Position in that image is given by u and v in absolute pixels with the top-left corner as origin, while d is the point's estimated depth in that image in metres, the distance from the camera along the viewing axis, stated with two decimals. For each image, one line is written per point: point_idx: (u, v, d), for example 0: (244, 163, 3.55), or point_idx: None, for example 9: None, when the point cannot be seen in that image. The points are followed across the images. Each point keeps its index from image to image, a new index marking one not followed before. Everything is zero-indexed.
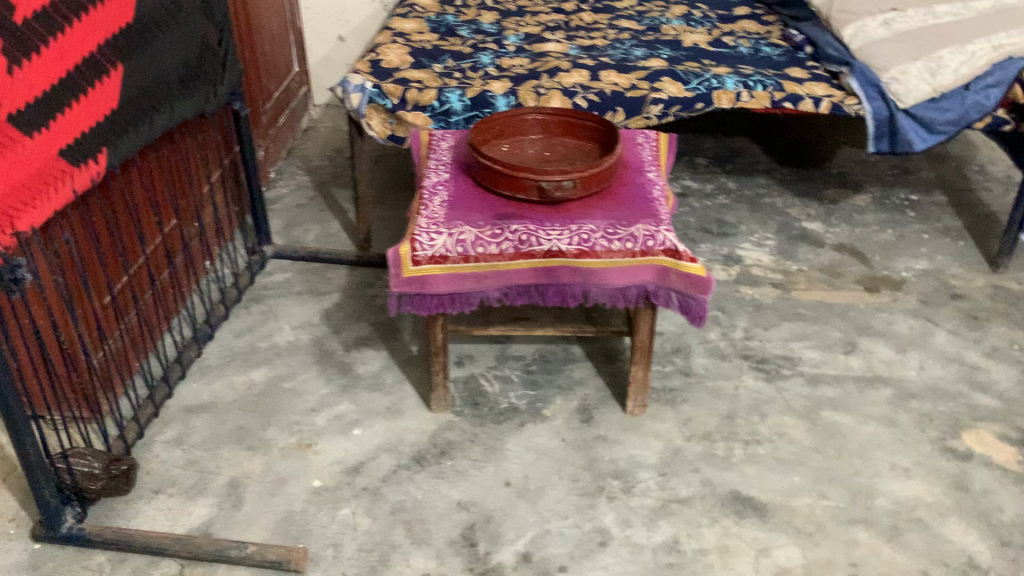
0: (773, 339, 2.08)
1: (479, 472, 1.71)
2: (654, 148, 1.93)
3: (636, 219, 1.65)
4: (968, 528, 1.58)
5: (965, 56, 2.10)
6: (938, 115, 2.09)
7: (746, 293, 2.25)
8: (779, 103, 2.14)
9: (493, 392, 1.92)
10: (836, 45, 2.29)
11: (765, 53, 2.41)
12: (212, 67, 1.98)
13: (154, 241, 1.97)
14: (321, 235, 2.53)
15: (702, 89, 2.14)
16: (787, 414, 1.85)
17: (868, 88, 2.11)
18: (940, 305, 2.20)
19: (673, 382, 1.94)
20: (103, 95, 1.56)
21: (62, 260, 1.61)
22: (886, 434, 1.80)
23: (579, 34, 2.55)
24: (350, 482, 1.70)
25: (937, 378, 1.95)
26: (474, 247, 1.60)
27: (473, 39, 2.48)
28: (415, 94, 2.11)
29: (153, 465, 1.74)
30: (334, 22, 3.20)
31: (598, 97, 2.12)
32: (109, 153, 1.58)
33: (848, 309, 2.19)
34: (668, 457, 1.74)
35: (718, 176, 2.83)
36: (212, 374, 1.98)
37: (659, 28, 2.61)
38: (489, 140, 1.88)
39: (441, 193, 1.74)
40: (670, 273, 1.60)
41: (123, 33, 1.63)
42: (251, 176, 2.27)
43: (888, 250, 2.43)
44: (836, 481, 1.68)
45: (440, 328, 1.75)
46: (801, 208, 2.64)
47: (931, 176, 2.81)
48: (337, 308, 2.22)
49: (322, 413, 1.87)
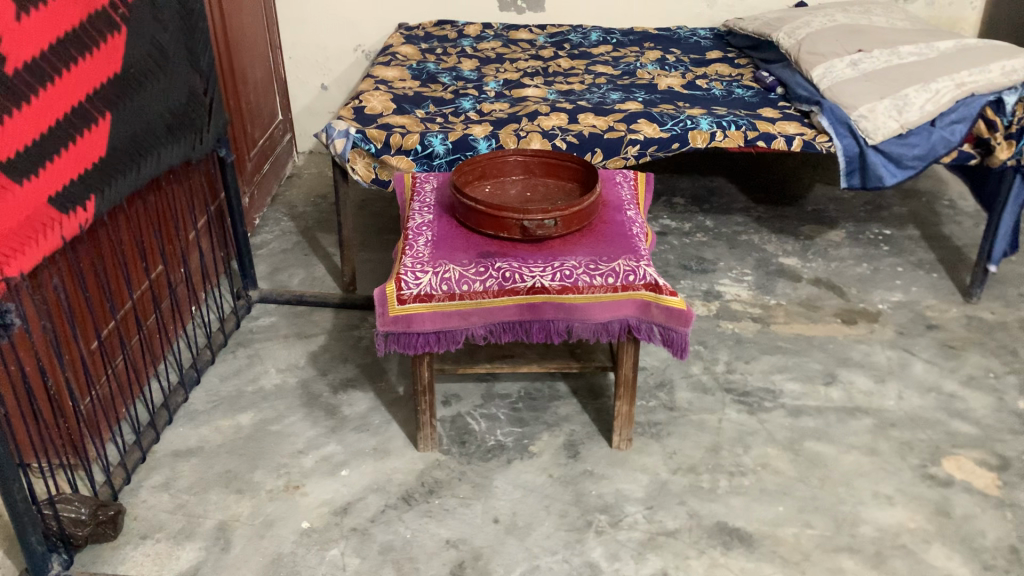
0: (754, 372, 2.11)
1: (467, 510, 1.72)
2: (632, 187, 1.97)
3: (617, 254, 1.68)
4: (951, 552, 1.60)
5: (929, 94, 2.16)
6: (906, 151, 2.15)
7: (727, 328, 2.29)
8: (753, 142, 2.19)
9: (480, 431, 1.93)
10: (807, 86, 2.36)
11: (737, 94, 2.48)
12: (197, 115, 2.02)
13: (141, 286, 1.98)
14: (306, 279, 2.56)
15: (678, 130, 2.20)
16: (771, 446, 1.87)
17: (839, 126, 2.17)
18: (917, 336, 2.24)
19: (658, 416, 1.96)
20: (91, 143, 1.59)
21: (50, 305, 1.62)
22: (867, 462, 1.82)
23: (557, 79, 2.62)
24: (339, 522, 1.70)
25: (916, 407, 1.99)
26: (459, 285, 1.63)
27: (454, 85, 2.54)
28: (397, 138, 2.15)
29: (140, 511, 1.73)
30: (317, 71, 3.26)
31: (577, 139, 2.17)
32: (98, 200, 1.62)
33: (827, 341, 2.23)
34: (655, 491, 1.75)
35: (696, 216, 2.88)
36: (199, 419, 1.98)
37: (634, 72, 2.68)
38: (471, 182, 1.93)
39: (425, 233, 1.77)
40: (652, 307, 1.63)
41: (111, 82, 1.67)
42: (236, 221, 2.30)
43: (864, 283, 2.49)
44: (821, 510, 1.70)
45: (427, 366, 1.77)
46: (778, 244, 2.70)
47: (904, 212, 2.88)
48: (324, 350, 2.23)
49: (310, 455, 1.88)
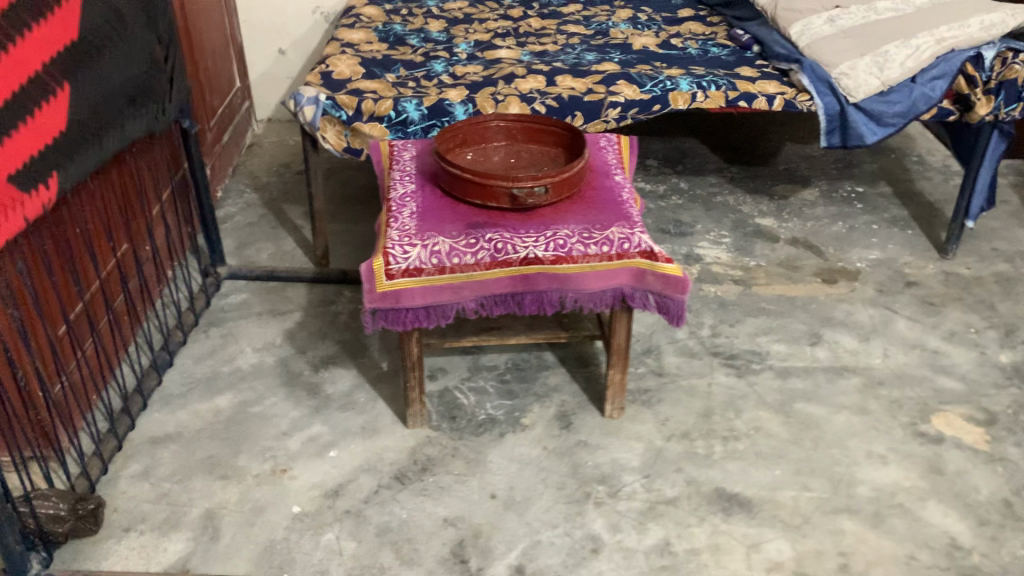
0: (740, 334, 2.10)
1: (463, 486, 1.68)
2: (617, 151, 1.93)
3: (610, 222, 1.65)
4: (947, 509, 1.62)
5: (910, 50, 2.15)
6: (887, 108, 2.13)
7: (709, 291, 2.27)
8: (734, 102, 2.15)
9: (469, 405, 1.89)
10: (785, 43, 2.33)
11: (714, 53, 2.44)
12: (158, 84, 1.91)
13: (108, 266, 1.88)
14: (275, 254, 2.47)
15: (658, 92, 2.15)
16: (762, 409, 1.86)
17: (819, 84, 2.16)
18: (897, 293, 2.25)
19: (648, 383, 1.94)
20: (51, 116, 1.50)
21: (15, 292, 1.52)
22: (858, 422, 1.83)
23: (529, 40, 2.55)
24: (332, 505, 1.65)
25: (902, 364, 2.00)
26: (450, 258, 1.57)
27: (423, 48, 2.45)
28: (370, 104, 2.07)
29: (120, 502, 1.66)
30: (274, 35, 3.12)
31: (556, 102, 2.12)
32: (60, 177, 1.54)
33: (809, 302, 2.22)
34: (651, 459, 1.74)
35: (670, 177, 2.86)
36: (175, 404, 1.90)
37: (607, 31, 2.63)
38: (453, 149, 1.86)
39: (409, 204, 1.71)
40: (647, 275, 1.60)
41: (68, 50, 1.57)
42: (203, 194, 2.20)
43: (841, 242, 2.49)
44: (817, 472, 1.70)
45: (416, 342, 1.72)
46: (754, 205, 2.68)
47: (874, 169, 2.89)
48: (300, 327, 2.16)
49: (295, 437, 1.82)
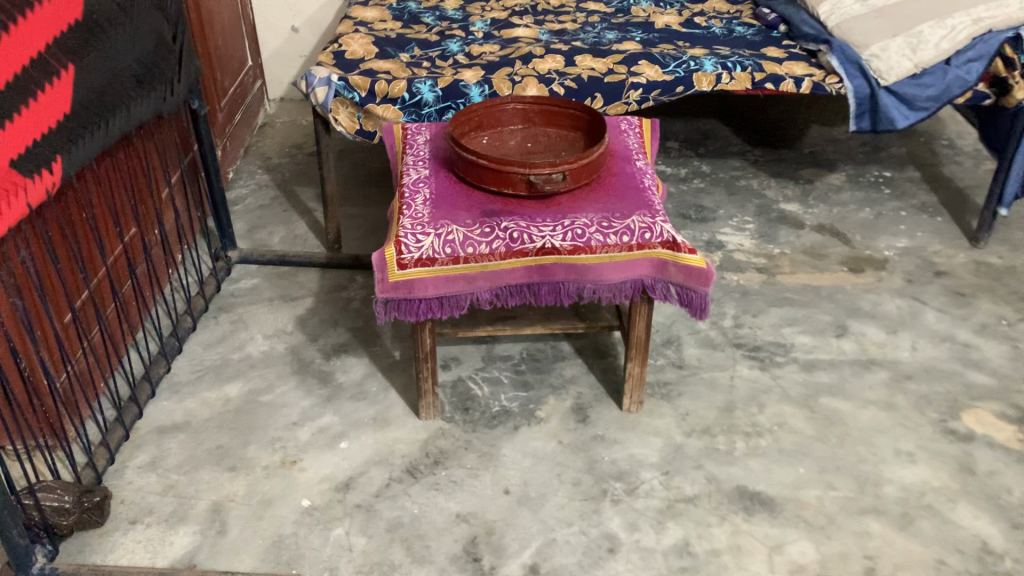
0: (763, 325, 2.04)
1: (476, 481, 1.64)
2: (638, 135, 1.86)
3: (630, 211, 1.59)
4: (977, 511, 1.56)
5: (945, 30, 2.05)
6: (920, 92, 2.06)
7: (732, 279, 2.21)
8: (760, 85, 2.08)
9: (483, 396, 1.84)
10: (813, 23, 2.25)
11: (739, 33, 2.36)
12: (166, 64, 1.86)
13: (115, 252, 1.82)
14: (287, 237, 2.42)
15: (681, 73, 2.08)
16: (786, 404, 1.81)
17: (849, 66, 2.08)
18: (926, 283, 2.18)
19: (667, 375, 1.89)
20: (55, 99, 1.45)
21: (17, 281, 1.47)
22: (885, 418, 1.77)
23: (547, 18, 2.47)
24: (341, 499, 1.61)
25: (931, 358, 1.93)
26: (464, 247, 1.52)
27: (439, 26, 2.38)
28: (383, 86, 2.01)
29: (128, 494, 1.63)
30: (287, 12, 3.05)
31: (575, 83, 2.05)
32: (64, 161, 1.49)
33: (835, 291, 2.15)
34: (670, 455, 1.68)
35: (692, 160, 2.79)
36: (184, 392, 1.87)
37: (628, 9, 2.55)
38: (468, 133, 1.80)
39: (423, 190, 1.65)
40: (669, 266, 1.54)
41: (72, 30, 1.52)
42: (213, 177, 2.15)
43: (868, 229, 2.41)
44: (842, 470, 1.65)
45: (429, 332, 1.67)
46: (778, 190, 2.61)
47: (903, 152, 2.80)
48: (312, 314, 2.12)
49: (305, 427, 1.78)
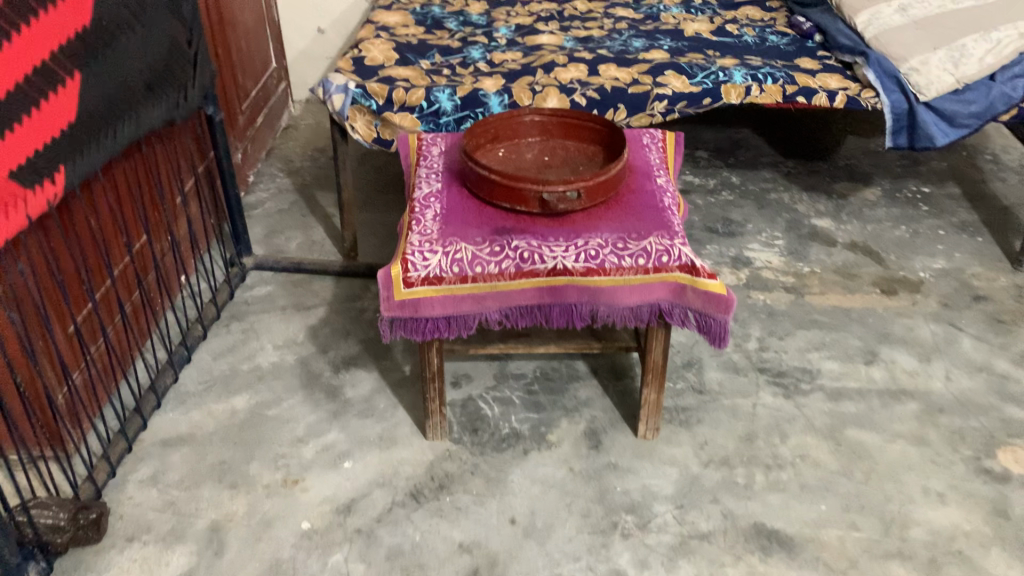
0: (789, 349, 1.95)
1: (481, 508, 1.58)
2: (661, 150, 1.79)
3: (648, 231, 1.51)
4: (1011, 559, 1.46)
5: (989, 44, 1.98)
6: (962, 108, 1.97)
7: (759, 299, 2.12)
8: (792, 98, 1.99)
9: (493, 417, 1.78)
10: (849, 33, 2.16)
11: (772, 42, 2.27)
12: (180, 69, 1.82)
13: (122, 263, 1.79)
14: (304, 244, 2.39)
15: (709, 84, 2.00)
16: (810, 434, 1.73)
17: (886, 79, 1.98)
18: (963, 308, 2.08)
19: (687, 401, 1.82)
20: (60, 108, 1.42)
21: (17, 295, 1.43)
22: (915, 453, 1.68)
23: (574, 24, 2.40)
24: (342, 523, 1.56)
25: (966, 390, 1.83)
26: (472, 266, 1.46)
27: (461, 32, 2.33)
28: (401, 93, 1.96)
29: (127, 509, 1.59)
30: (313, 14, 3.02)
31: (597, 94, 1.98)
32: (68, 171, 1.45)
33: (866, 314, 2.06)
34: (685, 487, 1.61)
35: (722, 171, 2.71)
36: (190, 403, 1.83)
37: (658, 16, 2.47)
38: (483, 145, 1.74)
39: (434, 205, 1.60)
40: (687, 290, 1.47)
41: (82, 36, 1.48)
42: (228, 184, 2.12)
43: (904, 248, 2.31)
44: (866, 509, 1.56)
45: (436, 351, 1.61)
46: (811, 204, 2.51)
47: (943, 167, 2.69)
48: (324, 324, 2.08)
49: (310, 444, 1.73)
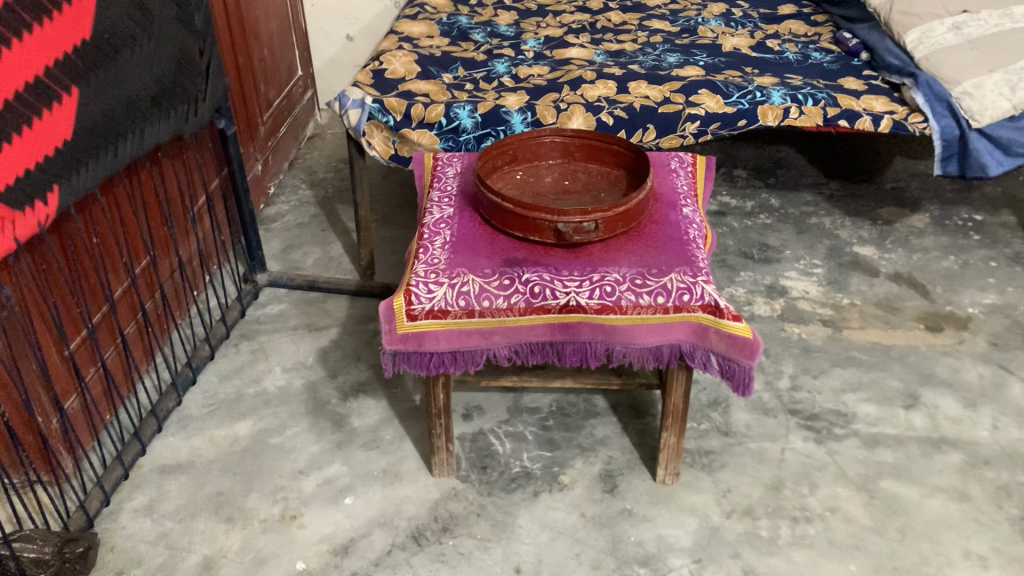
0: (823, 390, 1.83)
1: (485, 554, 1.49)
2: (689, 176, 1.69)
3: (669, 267, 1.41)
4: None
5: None
6: (1018, 136, 1.85)
7: (793, 332, 2.00)
8: (833, 121, 1.87)
9: (504, 454, 1.69)
10: (898, 52, 2.03)
11: (814, 59, 2.15)
12: (191, 82, 1.76)
13: (123, 283, 1.74)
14: (321, 260, 2.32)
15: (745, 105, 1.89)
16: (842, 485, 1.61)
17: (936, 103, 1.85)
18: (1014, 349, 1.94)
19: (711, 443, 1.71)
20: (54, 126, 1.36)
21: (6, 326, 1.38)
22: (956, 510, 1.55)
23: (606, 37, 2.31)
24: (338, 565, 1.48)
25: (1015, 441, 1.70)
26: (479, 300, 1.37)
27: (487, 44, 2.25)
28: (420, 109, 1.88)
29: (118, 540, 1.53)
30: (341, 21, 2.96)
31: (625, 113, 1.88)
32: (61, 190, 1.40)
33: (907, 353, 1.93)
34: (704, 539, 1.51)
35: (760, 191, 2.59)
36: (192, 428, 1.77)
37: (694, 29, 2.37)
38: (500, 167, 1.65)
39: (444, 232, 1.51)
40: (710, 332, 1.36)
41: (81, 50, 1.42)
42: (242, 199, 2.06)
43: (952, 280, 2.17)
44: (900, 572, 1.44)
45: (443, 387, 1.52)
46: (853, 230, 2.38)
47: (997, 193, 2.54)
48: (335, 347, 2.00)
49: (311, 476, 1.66)
